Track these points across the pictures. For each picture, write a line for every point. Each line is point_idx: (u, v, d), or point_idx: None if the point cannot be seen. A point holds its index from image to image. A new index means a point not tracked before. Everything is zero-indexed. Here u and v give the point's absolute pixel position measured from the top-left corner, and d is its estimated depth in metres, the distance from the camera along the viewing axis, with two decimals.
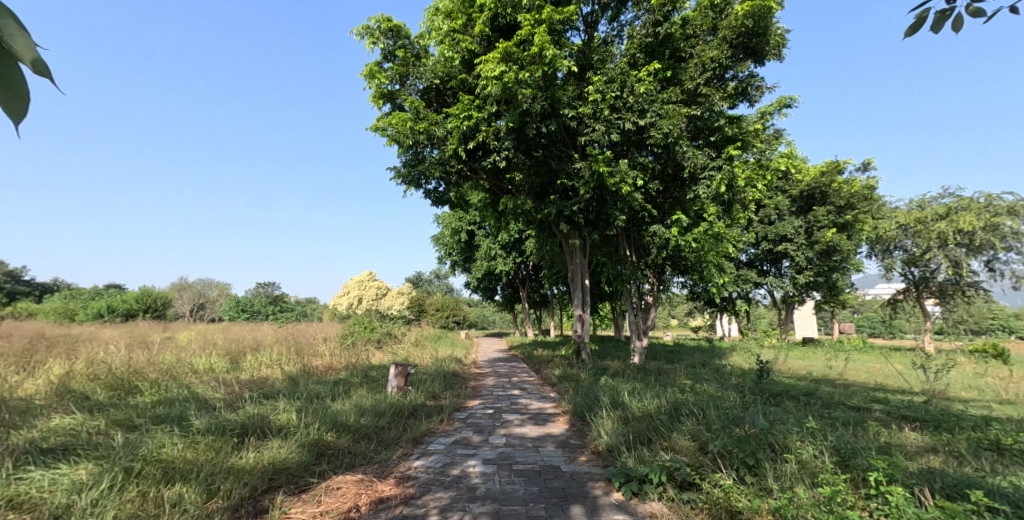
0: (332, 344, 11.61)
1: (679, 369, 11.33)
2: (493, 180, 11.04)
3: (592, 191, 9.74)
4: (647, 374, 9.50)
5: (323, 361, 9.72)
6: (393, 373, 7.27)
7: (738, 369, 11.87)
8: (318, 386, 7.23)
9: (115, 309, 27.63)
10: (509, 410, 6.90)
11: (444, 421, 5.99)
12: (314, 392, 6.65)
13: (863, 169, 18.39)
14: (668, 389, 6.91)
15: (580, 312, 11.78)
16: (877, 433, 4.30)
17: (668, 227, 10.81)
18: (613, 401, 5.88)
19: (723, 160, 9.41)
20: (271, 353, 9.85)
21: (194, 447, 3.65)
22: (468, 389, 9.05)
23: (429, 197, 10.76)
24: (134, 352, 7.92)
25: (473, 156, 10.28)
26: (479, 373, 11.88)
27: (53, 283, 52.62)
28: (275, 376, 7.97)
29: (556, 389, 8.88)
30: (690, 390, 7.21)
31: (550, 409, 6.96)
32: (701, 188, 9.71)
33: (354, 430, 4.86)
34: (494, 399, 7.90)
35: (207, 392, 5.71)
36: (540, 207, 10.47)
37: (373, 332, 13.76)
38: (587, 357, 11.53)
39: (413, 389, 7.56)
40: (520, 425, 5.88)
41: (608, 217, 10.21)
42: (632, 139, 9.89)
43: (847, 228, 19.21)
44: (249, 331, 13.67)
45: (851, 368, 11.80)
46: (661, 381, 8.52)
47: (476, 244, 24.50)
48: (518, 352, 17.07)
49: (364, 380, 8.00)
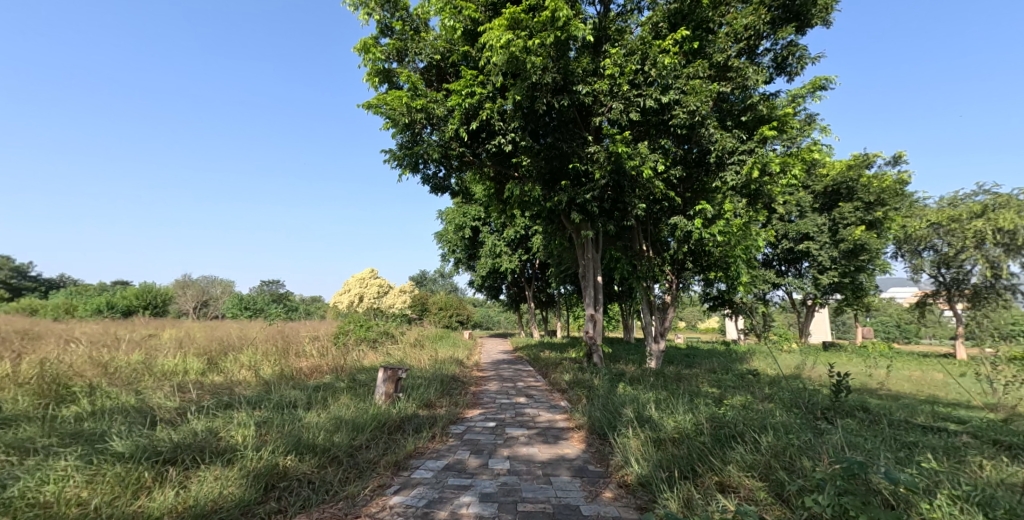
0: (323, 343, 10.71)
1: (700, 376, 10.33)
2: (498, 166, 10.11)
3: (608, 176, 8.76)
4: (668, 381, 8.52)
5: (310, 363, 8.81)
6: (381, 378, 6.37)
7: (765, 376, 10.84)
8: (296, 392, 6.31)
9: (115, 305, 26.91)
10: (513, 422, 5.96)
11: (437, 437, 5.05)
12: (287, 400, 5.72)
13: (894, 162, 17.25)
14: (700, 402, 5.92)
15: (592, 311, 10.86)
16: (998, 471, 3.28)
17: (690, 219, 9.79)
18: (638, 416, 4.92)
19: (755, 143, 8.39)
20: (252, 354, 8.95)
21: (93, 484, 2.75)
22: (469, 395, 8.10)
23: (428, 183, 9.83)
24: (93, 351, 7.07)
25: (476, 138, 9.37)
26: (482, 377, 10.91)
27: (57, 279, 52.39)
28: (250, 379, 7.06)
29: (567, 396, 7.92)
30: (726, 403, 6.23)
31: (562, 422, 6.01)
32: (729, 174, 8.70)
33: (323, 452, 3.92)
34: (497, 408, 6.96)
35: (155, 400, 4.80)
36: (549, 195, 9.50)
37: (369, 331, 12.83)
38: (600, 360, 10.57)
39: (405, 396, 6.63)
40: (527, 443, 4.92)
41: (626, 206, 9.24)
42: (652, 120, 8.83)
43: (874, 225, 18.05)
44: (238, 328, 12.81)
45: (890, 376, 10.74)
46: (687, 390, 7.54)
47: (481, 240, 23.57)
48: (523, 354, 16.08)
49: (349, 385, 7.07)
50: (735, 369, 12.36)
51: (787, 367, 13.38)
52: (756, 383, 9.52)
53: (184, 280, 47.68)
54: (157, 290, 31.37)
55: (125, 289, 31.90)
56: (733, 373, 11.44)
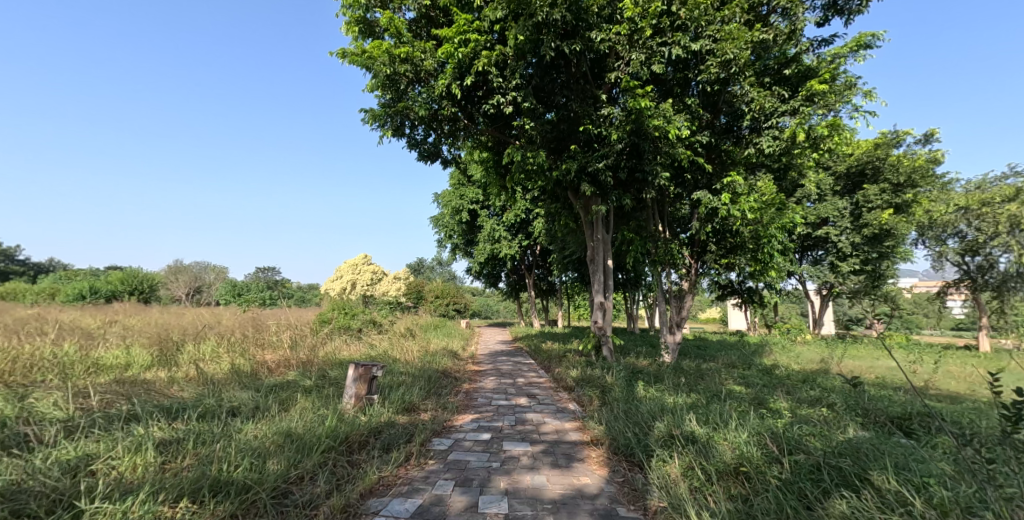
0: (298, 332, 9.53)
1: (722, 372, 9.18)
2: (498, 133, 8.85)
3: (626, 139, 7.47)
4: (690, 380, 7.36)
5: (277, 355, 7.63)
6: (352, 377, 5.19)
7: (792, 372, 9.70)
8: (247, 394, 5.13)
9: (98, 290, 25.54)
10: (513, 433, 4.79)
11: (413, 458, 3.87)
12: (227, 403, 4.54)
13: (925, 141, 15.99)
14: (747, 413, 4.71)
15: (601, 299, 9.65)
16: None
17: (717, 193, 8.51)
18: (676, 432, 3.80)
19: (799, 102, 7.06)
20: (211, 344, 7.73)
21: None
22: (460, 395, 6.94)
23: (415, 149, 8.54)
24: (9, 341, 5.91)
25: (472, 96, 8.08)
26: (478, 371, 9.77)
27: (46, 262, 51.13)
28: (196, 375, 5.89)
29: (575, 397, 6.77)
30: (773, 411, 5.05)
31: (575, 434, 4.82)
32: (765, 139, 7.43)
33: (240, 493, 2.75)
34: (494, 413, 5.79)
35: (34, 409, 3.63)
36: (556, 164, 8.26)
37: (353, 319, 11.65)
38: (610, 353, 9.39)
39: (381, 400, 5.44)
40: (532, 468, 3.75)
41: (644, 177, 7.98)
42: (676, 75, 7.57)
43: (901, 209, 16.72)
44: (210, 314, 11.63)
45: (932, 373, 9.55)
46: (718, 392, 6.36)
47: (479, 224, 22.25)
48: (523, 345, 14.93)
49: (314, 385, 5.89)
50: (756, 363, 11.17)
51: (810, 361, 12.25)
52: (788, 381, 8.37)
53: (174, 265, 46.25)
54: (144, 274, 30.16)
55: (112, 273, 30.74)
56: (756, 368, 10.26)
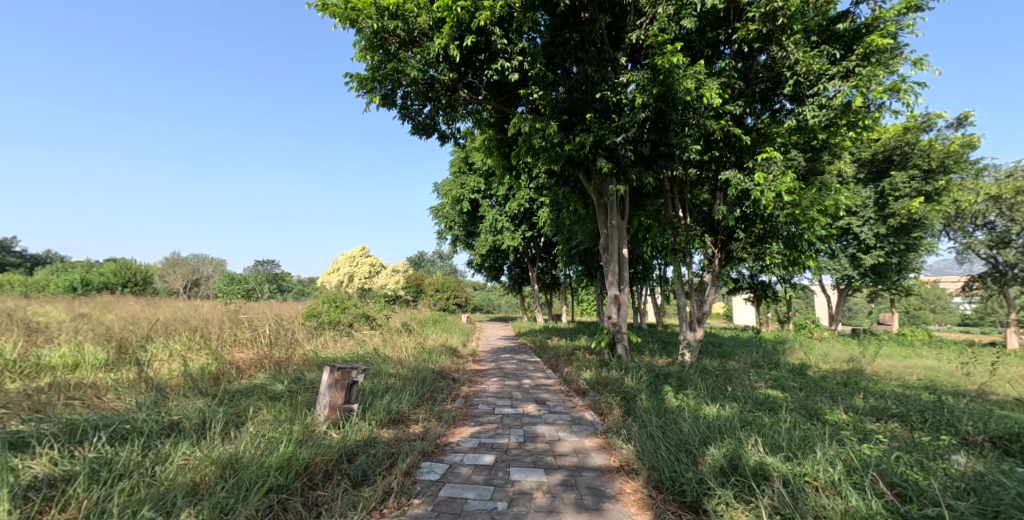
0: (280, 327, 8.61)
1: (751, 373, 8.24)
2: (502, 105, 7.89)
3: (649, 106, 6.48)
4: (721, 384, 6.43)
5: (251, 353, 6.70)
6: (325, 384, 4.25)
7: (827, 374, 8.74)
8: (197, 402, 4.20)
9: (90, 282, 24.67)
10: (523, 454, 3.86)
11: (392, 497, 2.94)
12: (164, 414, 3.62)
13: (958, 124, 14.95)
14: (816, 431, 3.77)
15: (616, 292, 8.67)
16: None
17: (749, 172, 7.52)
18: (743, 467, 2.85)
19: (855, 62, 6.07)
20: (175, 339, 6.80)
21: None
22: (458, 400, 6.00)
23: (408, 121, 7.58)
24: None
25: (474, 60, 7.12)
26: (478, 371, 8.86)
27: (43, 255, 50.28)
28: (146, 378, 4.96)
29: (592, 404, 5.86)
30: (842, 426, 4.08)
31: (598, 456, 3.89)
32: (809, 107, 6.42)
33: None
34: (498, 425, 4.86)
35: None
36: (567, 139, 7.29)
37: (344, 313, 10.72)
38: (625, 352, 8.46)
39: (360, 410, 4.51)
40: (550, 511, 2.83)
41: (669, 152, 6.99)
42: (707, 34, 6.65)
43: (930, 198, 15.70)
44: (188, 306, 10.69)
45: (983, 376, 8.54)
46: (761, 400, 5.42)
47: (481, 215, 21.24)
48: (528, 341, 13.99)
49: (285, 390, 4.96)
50: (782, 363, 10.20)
51: (839, 360, 11.32)
52: (829, 384, 7.42)
53: (172, 257, 45.36)
54: (137, 266, 29.14)
55: (105, 264, 29.88)
56: (785, 369, 9.28)
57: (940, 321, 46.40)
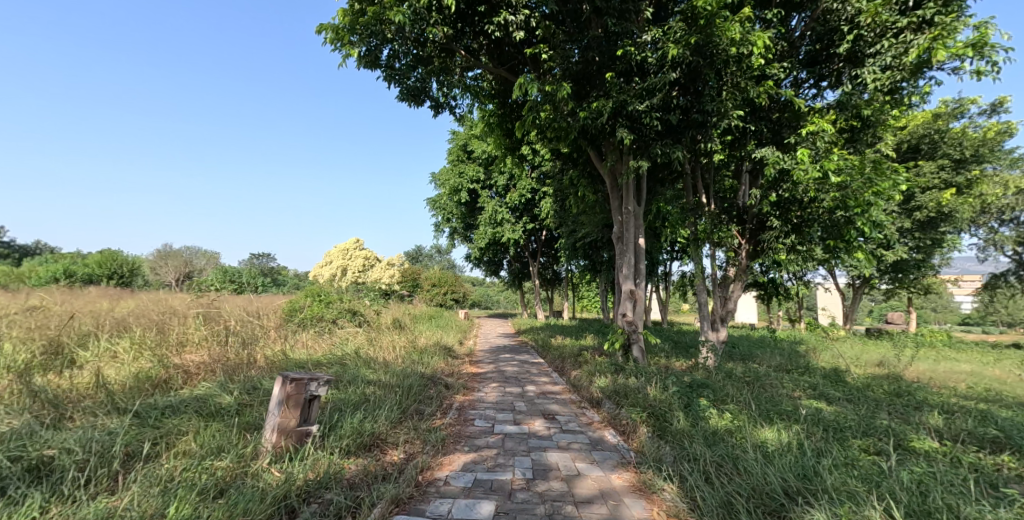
0: (251, 322, 7.57)
1: (785, 380, 7.23)
2: (505, 70, 6.87)
3: (681, 65, 5.49)
4: (761, 394, 5.44)
5: (207, 353, 5.68)
6: (274, 400, 3.20)
7: (868, 381, 7.75)
8: (102, 421, 3.18)
9: (72, 274, 23.47)
10: (534, 502, 2.84)
11: None
12: (38, 443, 2.61)
13: (991, 111, 13.93)
14: (930, 470, 2.79)
15: (631, 286, 7.64)
16: None
17: (789, 148, 6.52)
18: None
19: (935, 10, 5.06)
20: (120, 335, 5.79)
21: None
22: (451, 414, 4.99)
23: (395, 84, 6.53)
24: None
25: (473, 12, 6.09)
26: (475, 374, 7.86)
27: (34, 245, 49.17)
28: (55, 387, 3.93)
29: (610, 420, 4.85)
30: (951, 463, 3.09)
31: (635, 502, 2.89)
32: (869, 69, 5.44)
33: None
34: (498, 451, 3.84)
35: None
36: (581, 107, 6.25)
37: (327, 308, 9.69)
38: (641, 354, 7.44)
39: (321, 435, 3.47)
40: None
41: (701, 121, 5.97)
42: None
43: (959, 191, 14.68)
44: (154, 299, 9.63)
45: None
46: (817, 417, 4.44)
47: (480, 206, 20.17)
48: (530, 340, 12.96)
49: (231, 404, 3.92)
50: (811, 367, 9.21)
51: (870, 364, 10.33)
52: (878, 394, 6.42)
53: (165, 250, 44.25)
54: (124, 257, 27.84)
55: (90, 254, 28.61)
56: (819, 374, 8.29)
57: (942, 321, 45.70)
